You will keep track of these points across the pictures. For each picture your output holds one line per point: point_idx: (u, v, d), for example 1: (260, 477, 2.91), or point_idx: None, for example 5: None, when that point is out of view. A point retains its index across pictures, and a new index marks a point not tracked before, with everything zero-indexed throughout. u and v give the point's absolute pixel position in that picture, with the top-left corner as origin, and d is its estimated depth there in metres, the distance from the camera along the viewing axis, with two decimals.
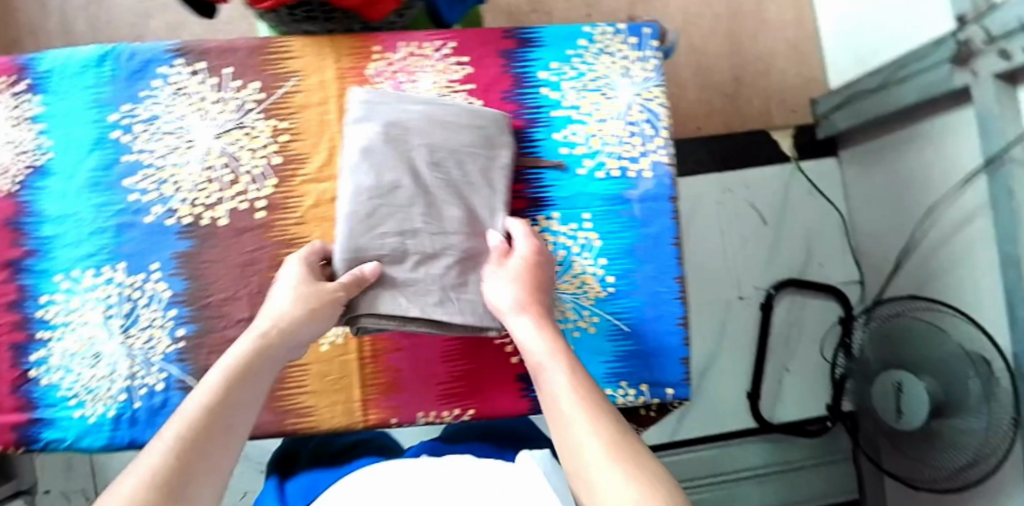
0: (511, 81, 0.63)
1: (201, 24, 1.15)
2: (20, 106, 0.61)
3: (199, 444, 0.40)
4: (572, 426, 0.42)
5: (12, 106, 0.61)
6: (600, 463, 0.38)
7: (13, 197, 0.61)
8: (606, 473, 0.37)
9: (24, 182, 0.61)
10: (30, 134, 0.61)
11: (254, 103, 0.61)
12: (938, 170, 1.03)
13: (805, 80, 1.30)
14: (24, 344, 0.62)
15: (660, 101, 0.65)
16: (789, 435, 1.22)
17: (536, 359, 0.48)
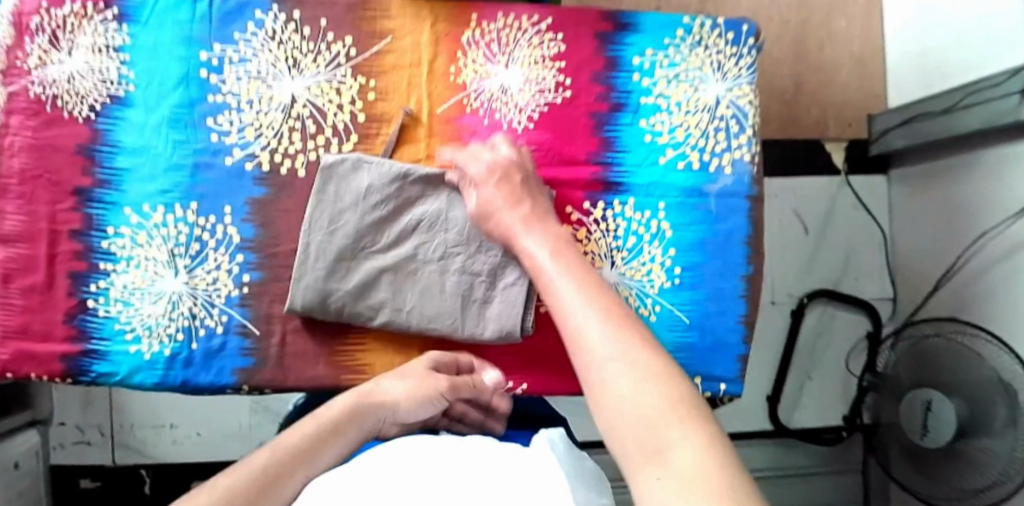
0: (603, 64, 0.63)
1: None
2: (106, 34, 0.59)
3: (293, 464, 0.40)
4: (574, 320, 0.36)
5: (98, 32, 0.59)
6: (602, 350, 0.31)
7: (90, 124, 0.60)
8: (609, 362, 0.31)
9: (102, 110, 0.60)
10: (114, 64, 0.60)
11: (345, 58, 0.60)
12: (994, 201, 1.02)
13: (864, 95, 1.27)
14: (84, 274, 0.60)
15: (748, 101, 0.65)
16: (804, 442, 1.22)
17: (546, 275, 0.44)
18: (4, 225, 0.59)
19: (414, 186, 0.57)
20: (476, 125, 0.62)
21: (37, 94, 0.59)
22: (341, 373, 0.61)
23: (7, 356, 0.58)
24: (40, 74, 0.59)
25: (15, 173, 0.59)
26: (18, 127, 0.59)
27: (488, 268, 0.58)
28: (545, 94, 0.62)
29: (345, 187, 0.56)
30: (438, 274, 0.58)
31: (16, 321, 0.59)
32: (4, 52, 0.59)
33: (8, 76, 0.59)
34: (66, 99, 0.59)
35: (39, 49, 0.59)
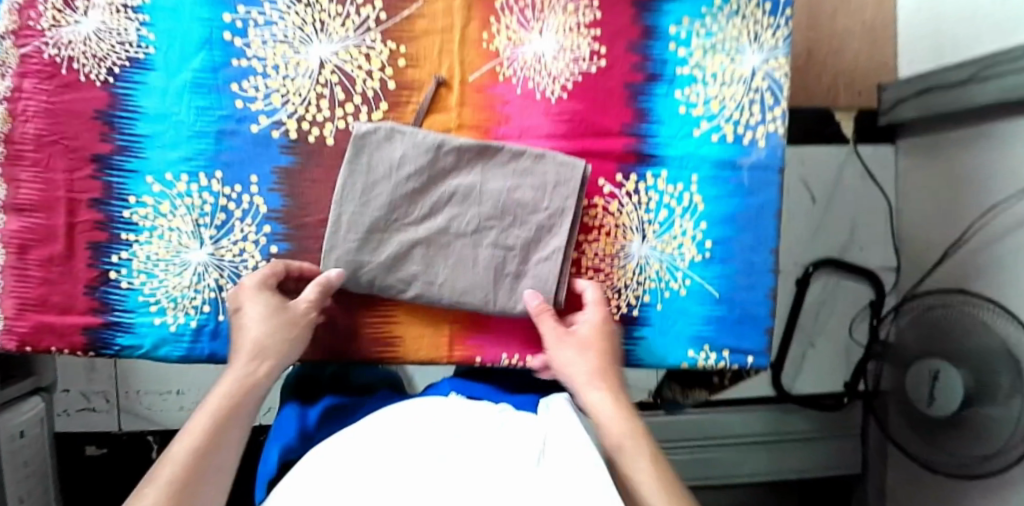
0: (639, 32, 0.61)
1: None
2: None
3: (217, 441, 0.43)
4: (593, 401, 0.52)
5: None
6: (593, 385, 0.53)
7: (109, 88, 0.57)
8: (596, 395, 0.53)
9: (121, 73, 0.58)
10: (132, 24, 0.57)
11: (375, 22, 0.58)
12: (1001, 176, 1.01)
13: (874, 64, 1.25)
14: (105, 244, 0.58)
15: (784, 74, 0.63)
16: (803, 407, 1.23)
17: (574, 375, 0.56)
18: (20, 194, 0.57)
19: (446, 157, 0.56)
20: (509, 94, 0.60)
21: (51, 56, 0.57)
22: (371, 346, 0.60)
23: (27, 328, 0.57)
24: (53, 34, 0.56)
25: (29, 139, 0.57)
26: (32, 90, 0.57)
27: (522, 242, 0.58)
28: (579, 63, 0.61)
29: (377, 157, 0.55)
30: (470, 247, 0.57)
31: (35, 292, 0.57)
32: (15, 10, 0.56)
33: (20, 37, 0.56)
34: (83, 61, 0.57)
35: (52, 8, 0.56)
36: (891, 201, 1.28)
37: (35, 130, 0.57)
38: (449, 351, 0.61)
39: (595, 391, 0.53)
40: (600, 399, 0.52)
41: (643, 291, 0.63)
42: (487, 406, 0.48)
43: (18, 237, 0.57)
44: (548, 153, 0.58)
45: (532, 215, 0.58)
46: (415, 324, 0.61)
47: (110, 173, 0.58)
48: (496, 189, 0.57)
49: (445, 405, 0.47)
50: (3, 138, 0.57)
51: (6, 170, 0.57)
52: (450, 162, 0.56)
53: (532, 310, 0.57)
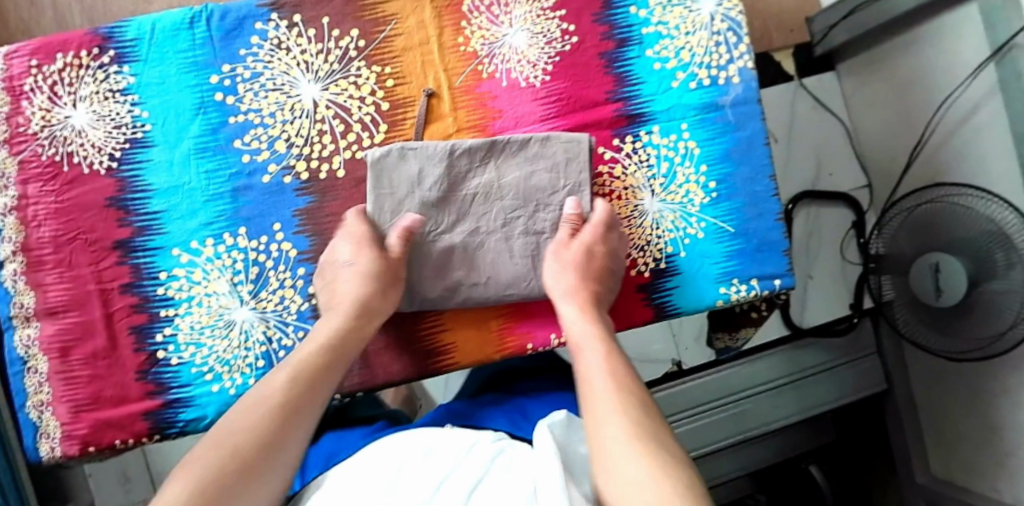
0: (600, 4, 0.65)
1: None
2: (108, 79, 0.58)
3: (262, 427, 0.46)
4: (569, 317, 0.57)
5: (99, 79, 0.58)
6: (565, 300, 0.58)
7: (115, 173, 0.58)
8: (568, 309, 0.57)
9: (122, 157, 0.58)
10: (124, 107, 0.58)
11: (355, 51, 0.60)
12: (941, 69, 1.08)
13: (797, 2, 1.34)
14: (146, 326, 0.58)
15: (739, 11, 0.68)
16: (820, 337, 1.25)
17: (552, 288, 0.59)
18: (49, 297, 0.57)
19: (461, 160, 0.58)
20: (497, 89, 0.63)
21: (50, 156, 0.57)
22: (426, 357, 0.61)
23: (85, 428, 0.57)
24: (46, 134, 0.57)
25: (44, 241, 0.57)
26: (38, 194, 0.57)
27: (549, 224, 0.62)
28: (553, 45, 0.64)
29: (396, 176, 0.57)
30: (503, 241, 0.60)
31: (86, 391, 0.57)
32: (4, 120, 0.57)
33: (14, 144, 0.57)
34: (82, 153, 0.58)
35: (40, 110, 0.57)
36: (846, 123, 1.35)
37: (50, 232, 0.57)
38: (500, 345, 0.63)
39: (568, 304, 0.57)
40: (570, 312, 0.57)
41: (665, 243, 0.66)
42: (481, 437, 0.51)
43: (57, 339, 0.57)
44: (554, 134, 0.60)
45: (552, 198, 0.61)
46: (463, 329, 0.62)
47: (135, 255, 0.58)
48: (512, 177, 0.60)
49: (444, 437, 0.51)
50: (20, 247, 0.57)
51: (30, 277, 0.57)
52: (468, 162, 0.58)
53: (568, 214, 0.61)
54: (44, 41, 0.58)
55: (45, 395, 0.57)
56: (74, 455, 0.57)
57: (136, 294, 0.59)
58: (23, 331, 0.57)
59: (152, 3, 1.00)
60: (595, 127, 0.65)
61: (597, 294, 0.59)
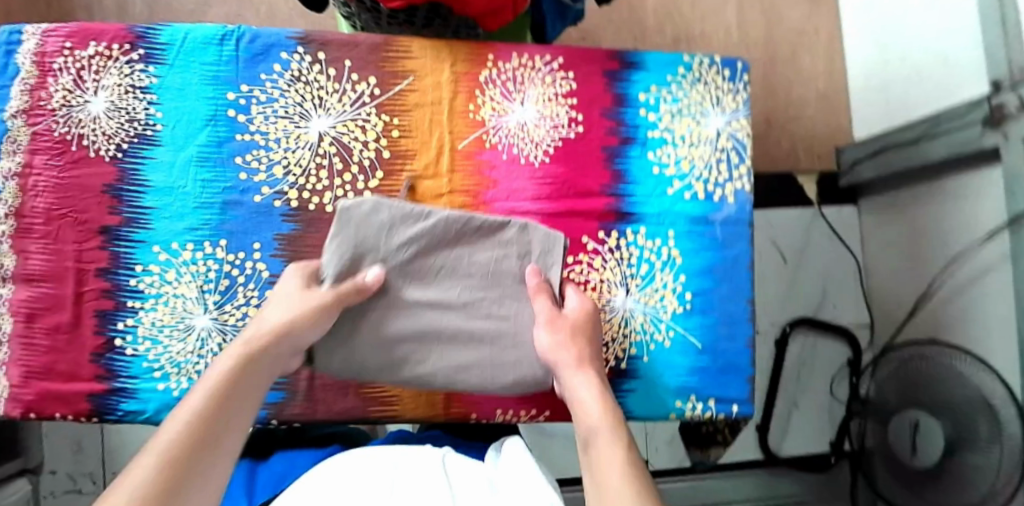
0: (613, 100, 0.67)
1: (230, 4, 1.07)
2: (132, 75, 0.61)
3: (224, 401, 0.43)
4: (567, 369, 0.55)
5: (123, 73, 0.61)
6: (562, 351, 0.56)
7: (117, 163, 0.61)
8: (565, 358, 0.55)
9: (128, 149, 0.61)
10: (141, 103, 0.61)
11: (369, 97, 0.63)
12: (957, 223, 1.07)
13: (831, 127, 1.32)
14: (111, 312, 0.60)
15: (745, 133, 0.69)
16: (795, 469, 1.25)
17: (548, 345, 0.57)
18: (29, 265, 0.60)
19: (433, 228, 0.58)
20: (496, 160, 0.65)
21: (61, 134, 0.60)
22: (368, 405, 0.61)
23: (31, 394, 0.58)
24: (63, 113, 0.60)
25: (36, 211, 0.60)
26: (42, 166, 0.60)
27: (512, 311, 0.61)
28: (559, 129, 0.66)
29: (362, 229, 0.56)
30: (465, 317, 0.60)
31: (43, 359, 0.59)
32: (27, 92, 0.60)
33: (32, 115, 0.60)
34: (92, 138, 0.60)
35: (63, 90, 0.60)
36: (859, 260, 1.33)
37: (43, 205, 0.60)
38: (445, 409, 0.63)
39: (566, 353, 0.55)
40: (569, 361, 0.55)
41: (630, 344, 0.66)
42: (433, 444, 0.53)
43: (25, 305, 0.59)
44: (530, 225, 0.62)
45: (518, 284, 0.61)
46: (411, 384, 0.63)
47: (116, 242, 0.60)
48: (489, 249, 0.60)
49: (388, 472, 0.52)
50: (12, 212, 0.60)
51: (15, 242, 0.60)
52: (445, 230, 0.58)
53: (533, 288, 0.60)
54: (84, 26, 0.61)
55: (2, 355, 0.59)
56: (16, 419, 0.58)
57: (110, 279, 0.60)
58: None
59: (211, 5, 1.05)
60: (584, 216, 0.66)
61: (592, 342, 0.58)
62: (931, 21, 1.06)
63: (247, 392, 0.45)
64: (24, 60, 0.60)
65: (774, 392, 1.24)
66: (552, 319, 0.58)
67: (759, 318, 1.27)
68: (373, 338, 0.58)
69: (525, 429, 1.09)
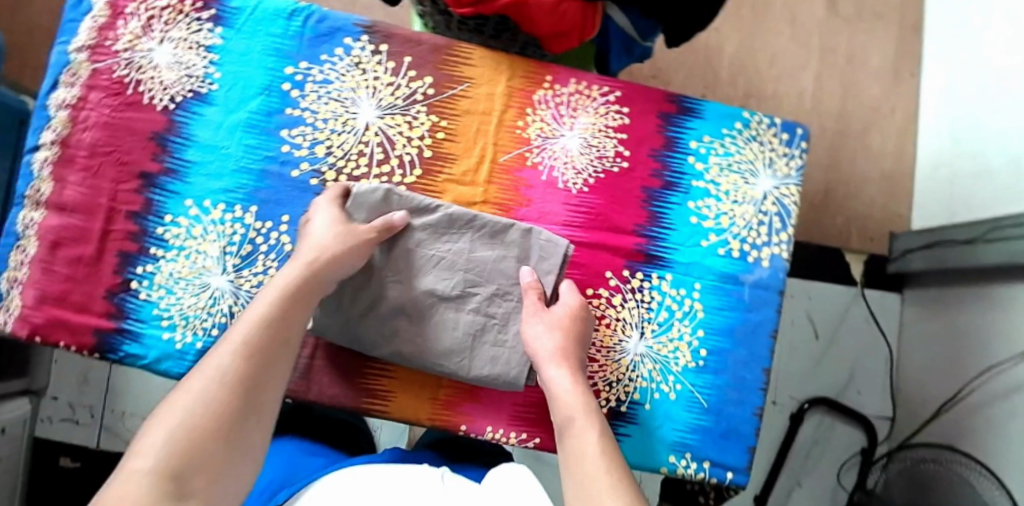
0: (663, 142, 0.66)
1: None
2: (199, 32, 0.64)
3: (266, 352, 0.46)
4: (553, 376, 0.54)
5: (191, 29, 0.64)
6: (549, 359, 0.54)
7: (168, 113, 0.63)
8: (553, 369, 0.54)
9: (181, 102, 0.63)
10: (202, 61, 0.64)
11: (422, 95, 0.64)
12: (1003, 334, 1.02)
13: (890, 211, 1.26)
14: (133, 255, 0.61)
15: (793, 201, 0.67)
16: None
17: (540, 355, 0.55)
18: (62, 194, 0.61)
19: (442, 222, 0.59)
20: (534, 180, 0.64)
21: (120, 76, 0.63)
22: (360, 395, 0.61)
23: (41, 318, 0.59)
24: (126, 57, 0.63)
25: (81, 143, 0.62)
26: (95, 102, 0.62)
27: (510, 336, 0.60)
28: (603, 161, 0.65)
29: (377, 217, 0.59)
30: (471, 337, 0.59)
31: (59, 287, 0.60)
32: (97, 30, 0.63)
33: (96, 52, 0.63)
34: (148, 85, 0.63)
35: (131, 34, 0.63)
36: (892, 350, 1.27)
37: (89, 138, 0.62)
38: (435, 415, 0.62)
39: (555, 368, 0.54)
40: (557, 375, 0.53)
41: (633, 390, 0.64)
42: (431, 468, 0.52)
43: (53, 231, 0.61)
44: (536, 229, 0.61)
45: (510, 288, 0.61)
46: (409, 382, 0.62)
47: (152, 189, 0.62)
48: (495, 243, 0.60)
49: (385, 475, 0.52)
50: (58, 140, 0.62)
51: (55, 170, 0.62)
52: (457, 221, 0.60)
53: (525, 284, 0.59)
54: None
55: (21, 275, 0.60)
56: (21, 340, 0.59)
57: (140, 224, 0.62)
58: (29, 213, 0.61)
59: None
60: (612, 251, 0.64)
61: (581, 351, 0.57)
62: (1013, 123, 1.01)
63: (293, 314, 0.49)
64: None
65: (778, 468, 1.18)
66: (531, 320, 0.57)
67: (776, 389, 1.22)
68: (378, 333, 0.58)
69: (518, 451, 1.06)
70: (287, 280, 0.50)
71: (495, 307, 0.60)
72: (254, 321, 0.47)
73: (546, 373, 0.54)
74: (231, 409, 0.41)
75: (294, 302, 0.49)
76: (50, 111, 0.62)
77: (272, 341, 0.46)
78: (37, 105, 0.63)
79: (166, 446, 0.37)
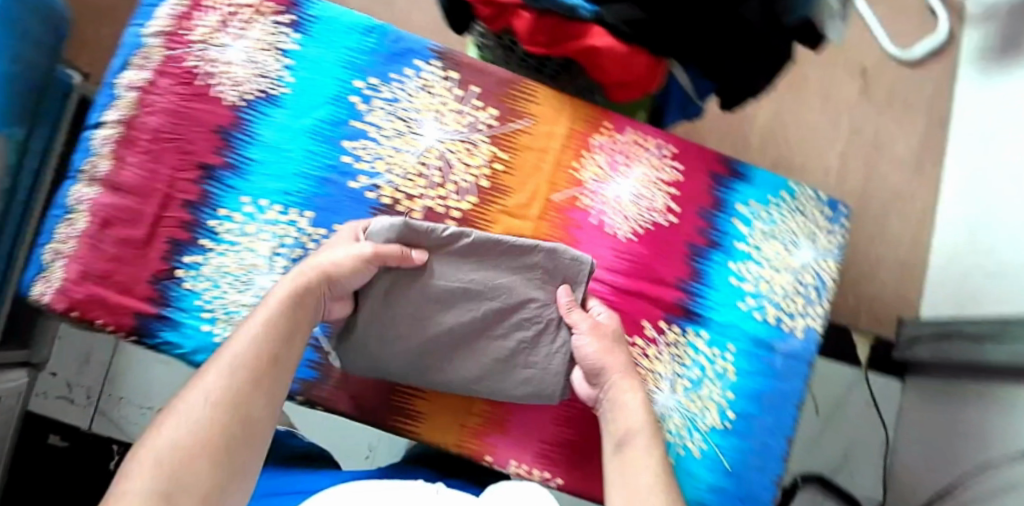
0: (711, 202, 0.67)
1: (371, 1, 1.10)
2: (276, 35, 0.65)
3: (257, 375, 0.44)
4: (622, 392, 0.56)
5: (268, 32, 0.65)
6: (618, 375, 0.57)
7: (236, 110, 0.64)
8: (622, 385, 0.56)
9: (250, 101, 0.64)
10: (275, 64, 0.65)
11: (485, 125, 0.65)
12: (1003, 434, 1.02)
13: (900, 298, 1.27)
14: (183, 243, 0.61)
15: (830, 276, 0.69)
16: None
17: (600, 367, 0.57)
18: (119, 173, 0.62)
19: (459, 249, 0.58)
20: (584, 222, 0.65)
21: (192, 67, 0.64)
22: (390, 412, 0.60)
23: (81, 294, 0.59)
24: (200, 48, 0.64)
25: (144, 126, 0.63)
26: (164, 89, 0.63)
27: (540, 359, 0.59)
28: (652, 213, 0.66)
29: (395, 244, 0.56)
30: (501, 362, 0.59)
31: (103, 265, 0.60)
32: (175, 19, 0.64)
33: (170, 41, 0.64)
34: (219, 81, 0.64)
35: (208, 29, 0.64)
36: (889, 434, 1.27)
37: (154, 123, 0.63)
38: (463, 440, 0.61)
39: (626, 386, 0.56)
40: (629, 394, 0.56)
41: None
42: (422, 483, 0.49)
43: (104, 210, 0.61)
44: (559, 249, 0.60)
45: (544, 306, 0.60)
46: (440, 403, 0.61)
47: (209, 179, 0.63)
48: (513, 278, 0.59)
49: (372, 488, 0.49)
50: (122, 121, 0.62)
51: (115, 148, 0.62)
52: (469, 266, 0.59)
53: (563, 306, 0.59)
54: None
55: (67, 249, 0.60)
56: (56, 313, 0.59)
57: (196, 214, 0.62)
58: (83, 188, 0.62)
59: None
60: (652, 303, 0.65)
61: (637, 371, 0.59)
62: None
63: (286, 331, 0.48)
64: None
65: None
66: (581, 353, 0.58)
67: None
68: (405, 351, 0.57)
69: None
70: (282, 292, 0.49)
71: (520, 331, 0.59)
72: (248, 339, 0.46)
73: (609, 402, 0.57)
74: (219, 435, 0.40)
75: (291, 317, 0.48)
76: (116, 92, 0.63)
77: (264, 358, 0.45)
78: (105, 83, 0.64)
79: (154, 474, 0.35)
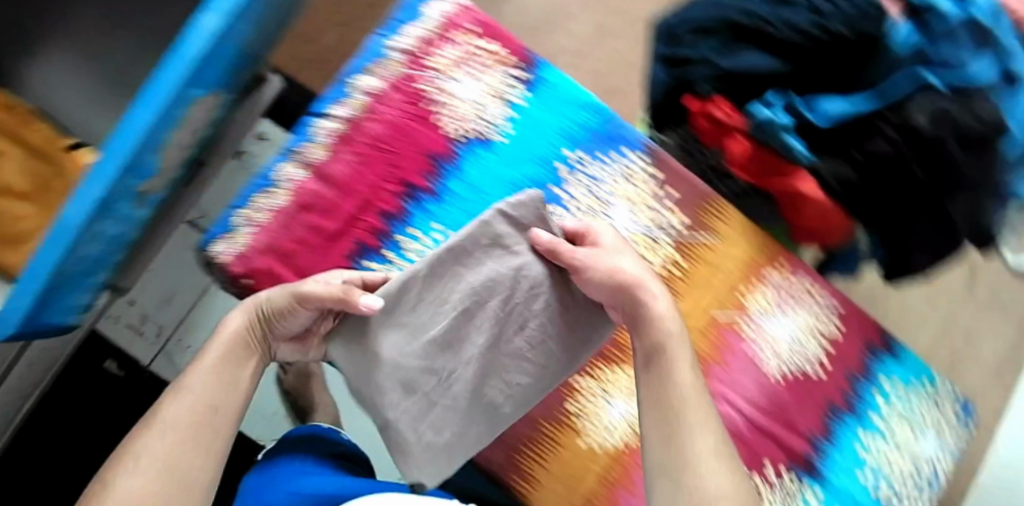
0: (857, 366, 0.69)
1: (548, 52, 1.12)
2: (506, 87, 0.68)
3: (188, 428, 0.44)
4: (658, 301, 0.51)
5: (501, 81, 0.68)
6: (645, 275, 0.52)
7: (451, 142, 0.67)
8: (651, 283, 0.52)
9: (465, 138, 0.67)
10: (498, 111, 0.68)
11: (674, 230, 0.67)
12: None
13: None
14: (369, 250, 0.64)
15: (945, 474, 0.70)
16: None
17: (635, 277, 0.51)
18: (330, 164, 0.64)
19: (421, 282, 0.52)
20: (738, 346, 0.66)
21: (424, 91, 0.67)
22: (511, 468, 0.64)
23: (262, 264, 0.62)
24: (436, 77, 0.67)
25: (366, 131, 0.65)
26: (393, 102, 0.66)
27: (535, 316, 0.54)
28: (803, 359, 0.67)
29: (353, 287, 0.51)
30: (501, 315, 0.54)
31: (289, 245, 0.63)
32: (421, 41, 0.67)
33: (412, 61, 0.67)
34: (444, 111, 0.67)
35: (449, 61, 0.68)
36: None
37: (375, 131, 0.65)
38: None
39: (656, 289, 0.52)
40: (658, 292, 0.52)
41: None
42: None
43: (306, 195, 0.63)
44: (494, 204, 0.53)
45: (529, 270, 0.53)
46: (557, 475, 0.64)
47: (407, 197, 0.66)
48: (470, 281, 0.53)
49: None
50: (347, 118, 0.65)
51: (333, 142, 0.65)
52: (431, 296, 0.53)
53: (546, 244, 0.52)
54: (491, 23, 0.69)
55: (261, 219, 0.63)
56: (230, 273, 0.62)
57: (386, 223, 0.65)
58: (293, 168, 0.64)
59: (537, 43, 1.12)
60: (780, 444, 0.65)
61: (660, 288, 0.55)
62: None
63: (220, 381, 0.48)
64: (433, 16, 0.68)
65: None
66: (615, 287, 0.51)
67: None
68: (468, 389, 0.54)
69: None
70: (224, 339, 0.49)
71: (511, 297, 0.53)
72: (186, 392, 0.46)
73: (639, 326, 0.52)
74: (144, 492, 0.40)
75: (225, 363, 0.48)
76: (349, 91, 0.66)
77: (200, 407, 0.46)
78: (340, 79, 0.67)
79: None
